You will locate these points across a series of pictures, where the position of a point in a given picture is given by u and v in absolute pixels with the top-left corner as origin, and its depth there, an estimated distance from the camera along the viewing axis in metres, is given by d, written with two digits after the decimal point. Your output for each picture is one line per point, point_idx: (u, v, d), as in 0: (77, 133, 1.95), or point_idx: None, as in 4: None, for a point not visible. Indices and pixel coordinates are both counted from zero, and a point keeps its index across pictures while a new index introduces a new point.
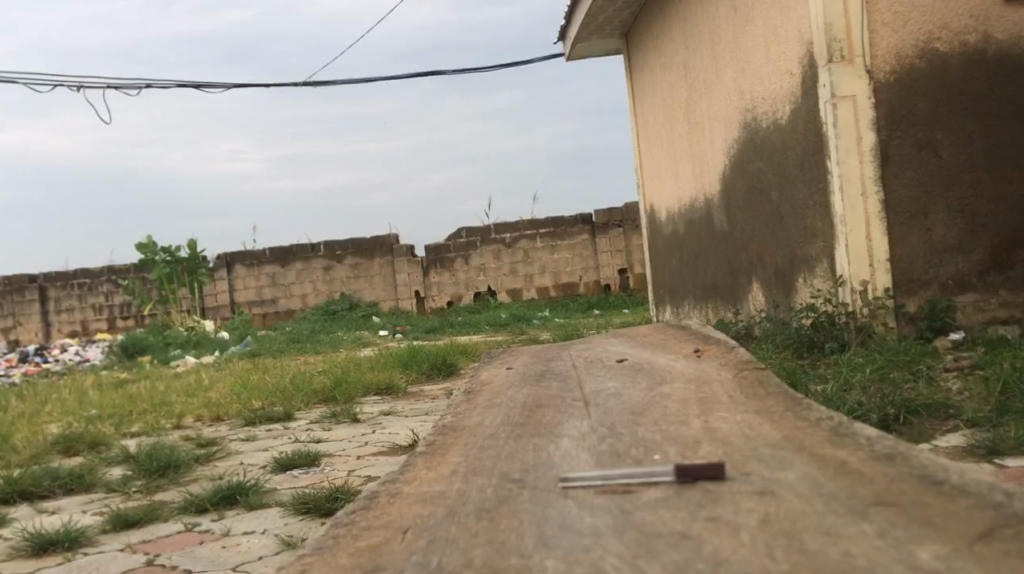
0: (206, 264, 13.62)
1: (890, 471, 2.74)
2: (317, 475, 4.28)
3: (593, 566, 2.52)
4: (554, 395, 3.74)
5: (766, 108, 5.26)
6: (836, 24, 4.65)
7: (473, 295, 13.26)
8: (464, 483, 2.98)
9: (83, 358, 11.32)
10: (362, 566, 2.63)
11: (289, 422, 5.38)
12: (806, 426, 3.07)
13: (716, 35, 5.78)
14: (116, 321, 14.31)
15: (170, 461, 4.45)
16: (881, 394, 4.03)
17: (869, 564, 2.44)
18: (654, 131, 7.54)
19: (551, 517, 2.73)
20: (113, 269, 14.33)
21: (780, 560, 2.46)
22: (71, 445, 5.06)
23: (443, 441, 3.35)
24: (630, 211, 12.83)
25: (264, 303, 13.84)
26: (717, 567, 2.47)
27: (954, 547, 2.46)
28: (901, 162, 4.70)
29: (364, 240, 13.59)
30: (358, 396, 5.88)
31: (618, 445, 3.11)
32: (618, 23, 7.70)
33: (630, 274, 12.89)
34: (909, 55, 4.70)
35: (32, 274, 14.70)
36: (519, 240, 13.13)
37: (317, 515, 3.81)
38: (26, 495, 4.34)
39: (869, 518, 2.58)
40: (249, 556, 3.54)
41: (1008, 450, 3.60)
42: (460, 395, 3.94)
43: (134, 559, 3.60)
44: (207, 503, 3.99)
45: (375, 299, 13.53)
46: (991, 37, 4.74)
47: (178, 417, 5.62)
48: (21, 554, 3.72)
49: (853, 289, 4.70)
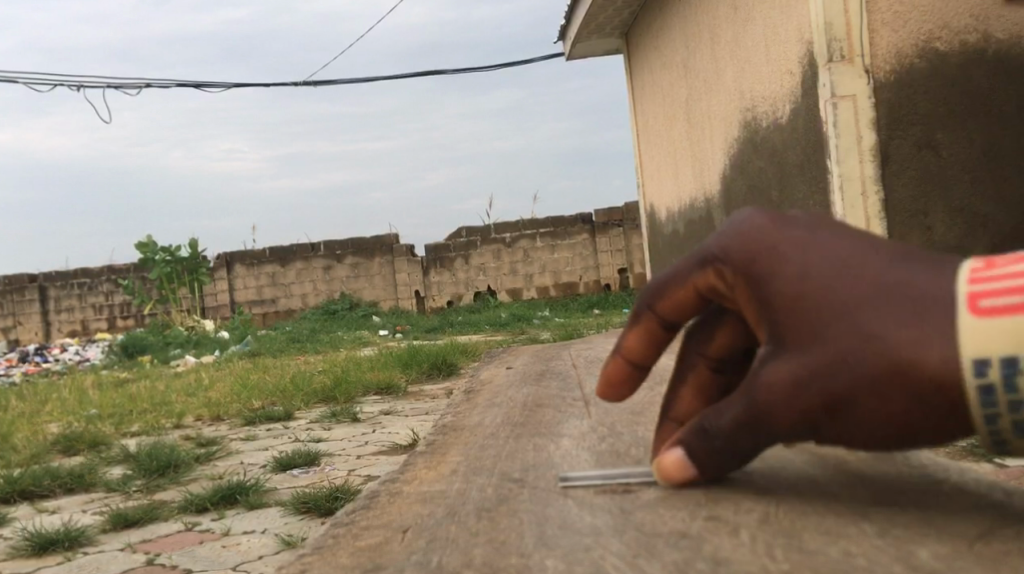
0: (206, 265, 13.70)
1: (891, 470, 2.72)
2: (316, 474, 4.28)
3: (593, 565, 2.46)
4: (553, 395, 3.74)
5: (766, 109, 5.29)
6: (836, 24, 4.64)
7: (473, 295, 13.27)
8: (464, 483, 2.97)
9: (83, 358, 11.29)
10: (362, 565, 2.58)
11: (289, 422, 5.37)
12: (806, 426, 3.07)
13: (716, 34, 5.79)
14: (116, 321, 14.32)
15: (169, 461, 4.46)
16: None
17: (868, 564, 2.34)
18: (654, 132, 7.56)
19: (550, 517, 2.70)
20: (114, 268, 14.37)
21: (779, 560, 2.38)
22: (71, 444, 5.05)
23: (442, 441, 3.34)
24: (630, 211, 12.78)
25: (264, 303, 13.88)
26: (716, 567, 2.39)
27: (953, 547, 2.37)
28: (901, 162, 4.69)
29: (365, 240, 13.61)
30: (357, 396, 5.87)
31: (618, 445, 3.11)
32: (618, 23, 7.73)
33: (630, 274, 12.85)
34: (908, 55, 4.67)
35: (32, 274, 14.71)
36: (519, 240, 13.13)
37: (317, 514, 3.81)
38: (26, 496, 4.34)
39: (868, 518, 2.50)
40: (249, 556, 3.53)
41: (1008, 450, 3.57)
42: (460, 395, 3.93)
43: (133, 559, 3.59)
44: (207, 503, 4.00)
45: (375, 299, 13.55)
46: (990, 37, 4.73)
47: (179, 417, 5.61)
48: (21, 554, 3.71)
49: None
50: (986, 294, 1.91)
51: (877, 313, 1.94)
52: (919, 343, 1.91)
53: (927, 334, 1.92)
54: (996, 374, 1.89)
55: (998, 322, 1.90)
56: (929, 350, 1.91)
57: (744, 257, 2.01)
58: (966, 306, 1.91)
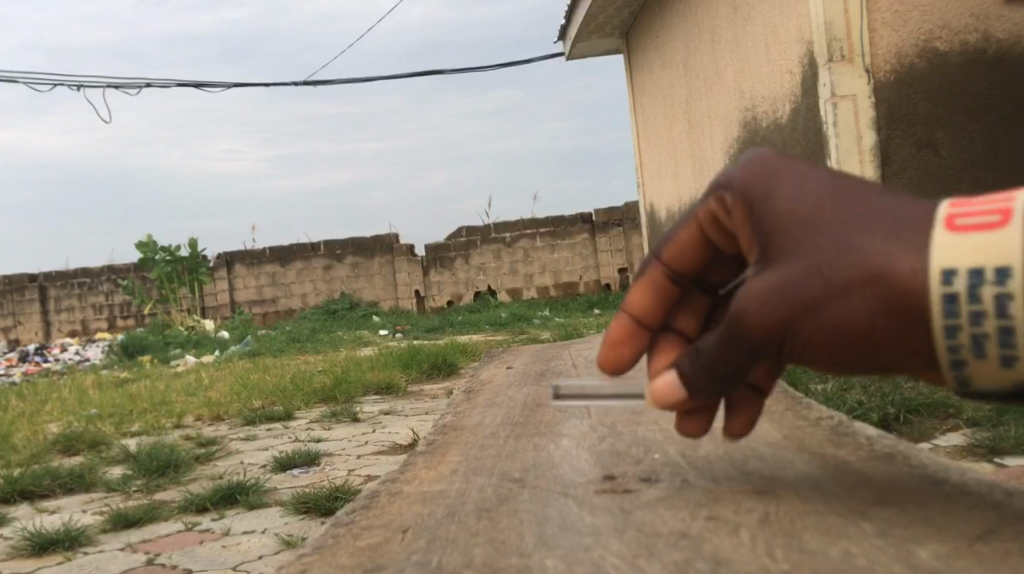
0: (206, 265, 13.70)
1: (891, 470, 2.72)
2: (316, 474, 4.28)
3: (593, 565, 2.46)
4: (553, 395, 3.74)
5: (766, 109, 5.29)
6: (836, 23, 4.64)
7: (473, 294, 13.26)
8: (464, 483, 2.97)
9: (83, 358, 11.29)
10: (362, 565, 2.58)
11: (289, 422, 5.37)
12: (806, 425, 3.07)
13: (716, 34, 5.79)
14: (116, 320, 14.32)
15: (169, 461, 4.45)
16: (881, 394, 4.06)
17: (868, 564, 2.35)
18: (654, 132, 7.56)
19: (551, 517, 2.70)
20: (114, 268, 14.36)
21: (779, 560, 2.38)
22: (71, 444, 5.05)
23: (442, 441, 3.34)
24: (630, 211, 12.78)
25: (264, 303, 13.89)
26: (717, 567, 2.39)
27: (954, 547, 2.37)
28: (901, 162, 4.70)
29: (365, 240, 13.61)
30: (357, 396, 5.87)
31: (618, 445, 3.11)
32: (618, 23, 7.72)
33: (630, 274, 12.84)
34: (908, 55, 4.67)
35: (32, 274, 14.70)
36: (519, 240, 13.12)
37: (317, 514, 3.81)
38: (26, 495, 4.33)
39: (868, 518, 2.50)
40: (249, 556, 3.53)
41: (1008, 450, 3.56)
42: (460, 395, 3.92)
43: (133, 559, 3.58)
44: (207, 503, 4.00)
45: (375, 299, 13.54)
46: (991, 37, 4.73)
47: (179, 417, 5.61)
48: (21, 554, 3.71)
49: None
50: (964, 218, 1.95)
51: (858, 231, 1.98)
52: (893, 252, 1.96)
53: (901, 245, 1.96)
54: (961, 285, 1.92)
55: (972, 242, 1.93)
56: (900, 260, 1.95)
57: (744, 178, 2.06)
58: (942, 224, 1.95)
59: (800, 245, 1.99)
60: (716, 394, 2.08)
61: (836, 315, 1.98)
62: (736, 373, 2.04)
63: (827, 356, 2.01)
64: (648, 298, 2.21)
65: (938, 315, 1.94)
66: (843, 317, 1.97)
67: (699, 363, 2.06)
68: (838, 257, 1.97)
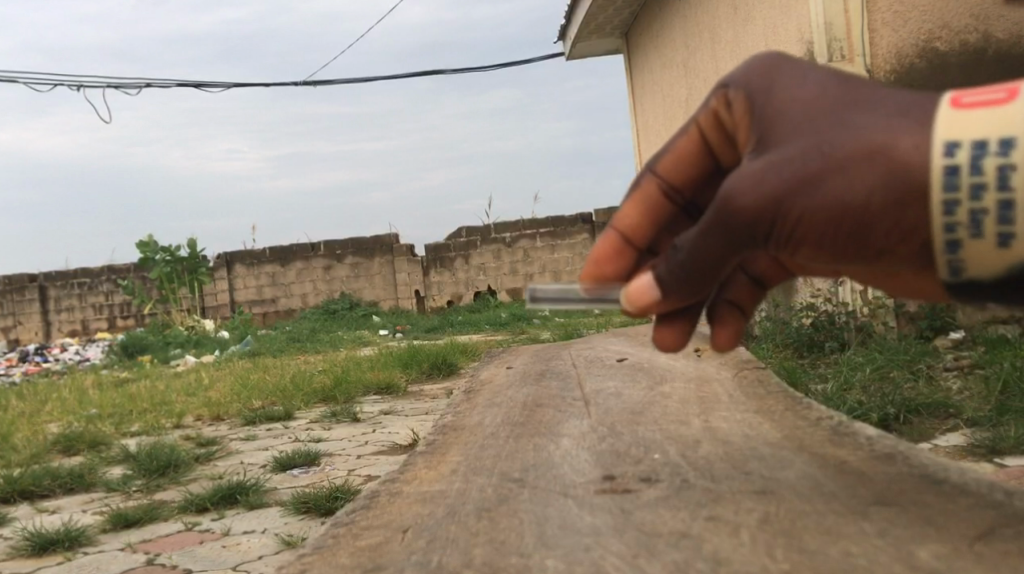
0: (206, 265, 13.70)
1: (891, 470, 2.72)
2: (316, 474, 4.28)
3: (593, 565, 2.46)
4: (554, 395, 3.74)
5: None
6: (836, 23, 4.73)
7: (473, 294, 13.26)
8: (464, 483, 2.97)
9: (83, 358, 11.29)
10: (362, 565, 2.58)
11: (289, 422, 5.37)
12: (806, 425, 3.07)
13: (716, 34, 5.80)
14: (116, 320, 14.32)
15: (170, 461, 4.45)
16: (881, 394, 4.05)
17: (868, 564, 2.34)
18: (654, 133, 7.56)
19: (551, 517, 2.70)
20: (113, 268, 14.36)
21: (779, 560, 2.38)
22: (71, 444, 5.05)
23: (442, 441, 3.34)
24: None
25: (264, 303, 13.90)
26: (717, 567, 2.39)
27: (954, 548, 2.37)
28: None
29: (365, 241, 13.60)
30: (357, 396, 5.87)
31: (618, 445, 3.11)
32: (618, 23, 7.72)
33: None
34: (908, 55, 4.68)
35: (32, 274, 14.70)
36: (519, 240, 13.10)
37: (317, 513, 3.81)
38: (26, 495, 4.34)
39: (868, 518, 2.50)
40: (248, 556, 3.52)
41: (1007, 450, 3.56)
42: (460, 394, 3.92)
43: (133, 559, 3.58)
44: (207, 503, 4.00)
45: (375, 299, 13.54)
46: (991, 37, 4.68)
47: (179, 417, 5.61)
48: (21, 554, 3.71)
49: (853, 290, 4.98)
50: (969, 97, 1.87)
51: (860, 114, 1.89)
52: (894, 126, 1.87)
53: (904, 119, 1.87)
54: (964, 156, 1.84)
55: (977, 116, 1.86)
56: (901, 136, 1.86)
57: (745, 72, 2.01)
58: (949, 102, 1.88)
59: (792, 127, 1.91)
60: (692, 291, 2.03)
61: (827, 195, 1.88)
62: (714, 266, 1.98)
63: (814, 244, 1.92)
64: (638, 214, 2.22)
65: (938, 195, 1.85)
66: (833, 197, 1.88)
67: (677, 259, 2.01)
68: (835, 134, 1.88)
